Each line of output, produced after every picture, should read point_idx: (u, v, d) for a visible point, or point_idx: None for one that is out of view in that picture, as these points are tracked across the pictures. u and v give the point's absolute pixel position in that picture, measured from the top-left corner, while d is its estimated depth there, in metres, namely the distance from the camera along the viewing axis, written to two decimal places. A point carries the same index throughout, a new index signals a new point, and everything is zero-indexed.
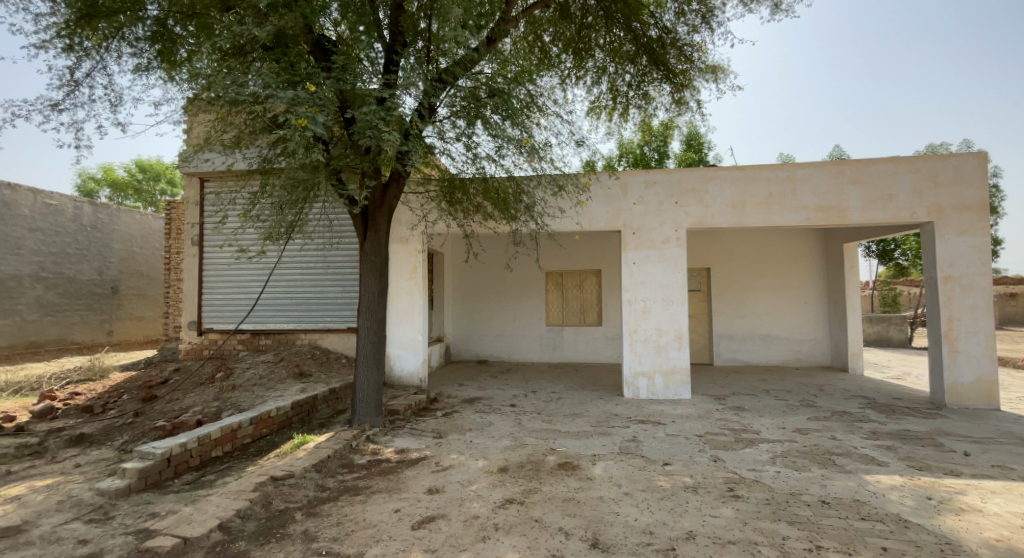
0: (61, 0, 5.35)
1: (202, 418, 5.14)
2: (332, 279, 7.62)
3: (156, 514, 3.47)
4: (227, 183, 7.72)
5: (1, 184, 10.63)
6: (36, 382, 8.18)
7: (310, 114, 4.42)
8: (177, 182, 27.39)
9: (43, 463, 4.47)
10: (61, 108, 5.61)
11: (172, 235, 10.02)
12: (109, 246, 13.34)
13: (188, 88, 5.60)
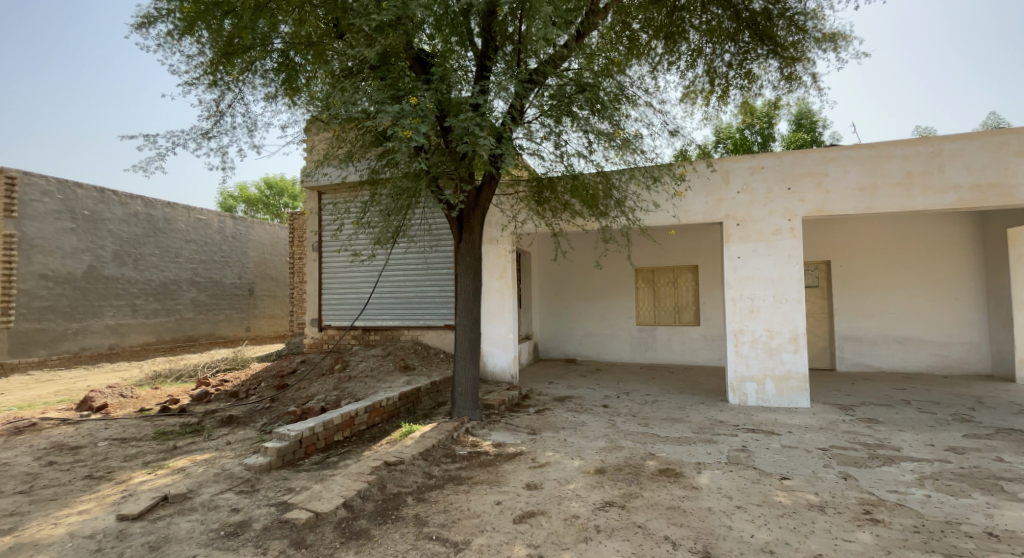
0: (207, 45, 6.24)
1: (325, 405, 5.68)
2: (430, 280, 8.02)
3: (291, 489, 3.90)
4: (340, 195, 8.47)
5: (164, 205, 12.77)
6: (193, 370, 9.60)
7: (415, 126, 4.69)
8: (298, 197, 30.50)
9: (202, 439, 5.24)
10: (211, 136, 6.54)
11: (295, 243, 11.23)
12: (246, 253, 15.25)
13: (309, 111, 6.26)
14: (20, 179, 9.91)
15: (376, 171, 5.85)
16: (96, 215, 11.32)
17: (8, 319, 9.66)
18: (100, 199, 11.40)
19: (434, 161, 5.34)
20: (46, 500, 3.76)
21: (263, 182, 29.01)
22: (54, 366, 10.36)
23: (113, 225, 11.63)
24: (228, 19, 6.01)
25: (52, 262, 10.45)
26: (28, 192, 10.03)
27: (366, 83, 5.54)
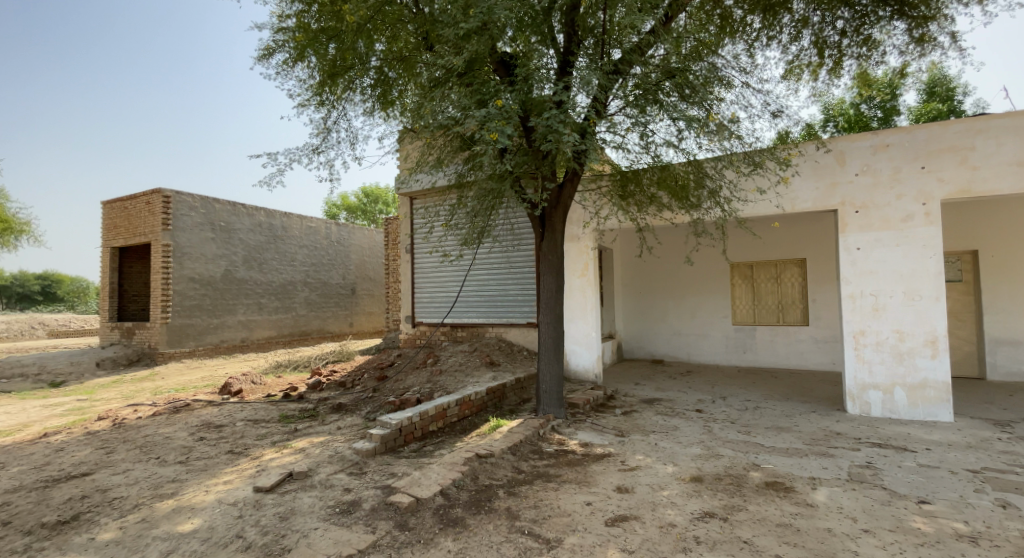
0: (316, 70, 6.86)
1: (420, 397, 5.98)
2: (512, 278, 8.10)
3: (393, 474, 4.17)
4: (430, 200, 8.87)
5: (281, 216, 14.25)
6: (306, 362, 10.61)
7: (500, 128, 4.77)
8: (391, 203, 32.43)
9: (317, 424, 5.78)
10: (320, 151, 7.19)
11: (389, 245, 11.97)
12: (348, 256, 16.52)
13: (403, 122, 6.64)
14: (174, 198, 11.61)
15: (462, 175, 6.03)
16: (230, 226, 12.92)
17: (167, 316, 11.37)
18: (233, 211, 13.01)
19: (518, 161, 5.40)
20: (198, 470, 4.36)
21: (361, 191, 31.30)
22: (200, 356, 12.02)
23: (242, 234, 13.20)
24: (332, 43, 6.55)
25: (198, 267, 12.10)
26: (179, 208, 11.71)
27: (452, 91, 5.75)
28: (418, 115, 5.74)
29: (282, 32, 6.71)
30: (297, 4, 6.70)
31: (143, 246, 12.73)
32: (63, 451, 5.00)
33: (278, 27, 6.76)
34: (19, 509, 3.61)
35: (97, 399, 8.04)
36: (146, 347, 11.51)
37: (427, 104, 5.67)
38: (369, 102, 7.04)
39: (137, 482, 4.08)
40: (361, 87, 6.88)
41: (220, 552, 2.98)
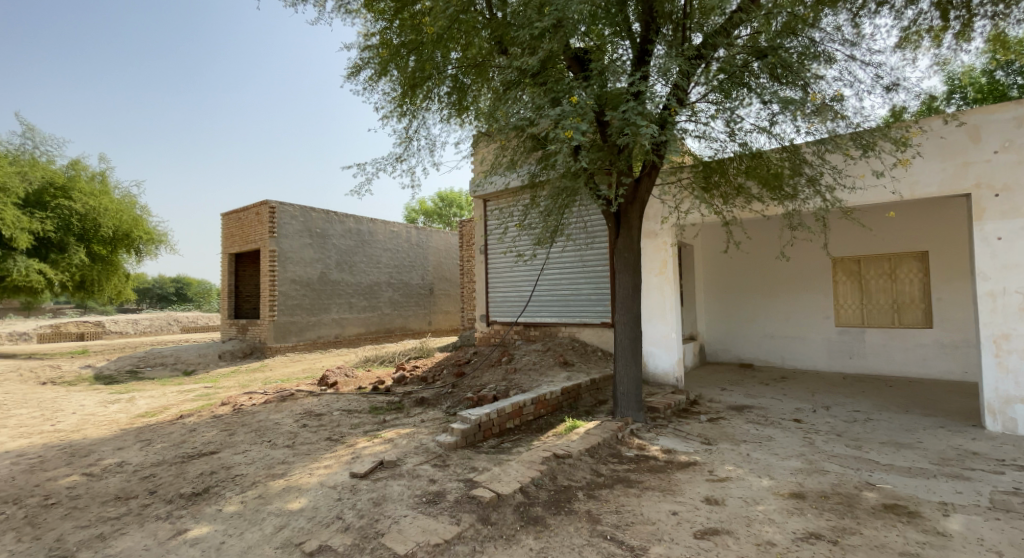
0: (398, 84, 7.18)
1: (498, 394, 6.05)
2: (583, 276, 7.85)
3: (475, 468, 4.26)
4: (502, 201, 8.94)
5: (368, 221, 15.13)
6: (391, 358, 11.17)
7: (574, 125, 4.67)
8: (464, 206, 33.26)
9: (403, 416, 6.06)
10: (402, 159, 7.51)
11: (464, 247, 12.25)
12: (427, 258, 17.15)
13: (478, 126, 6.77)
14: (278, 208, 12.76)
15: (534, 175, 5.97)
16: (325, 232, 13.94)
17: (273, 313, 12.54)
18: (327, 219, 14.03)
19: (594, 157, 5.26)
20: (302, 454, 4.75)
21: (438, 196, 32.46)
22: (300, 350, 13.10)
23: (335, 239, 14.20)
24: (412, 56, 6.80)
25: (299, 269, 13.19)
26: (282, 217, 12.86)
27: (524, 92, 5.75)
28: (492, 118, 5.84)
29: (368, 50, 7.11)
30: (381, 22, 7.06)
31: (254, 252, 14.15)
32: (193, 431, 5.68)
33: (364, 46, 7.18)
34: (161, 480, 4.15)
35: (219, 386, 9.05)
36: (257, 341, 12.78)
37: (501, 108, 5.73)
38: (445, 110, 7.23)
39: (253, 462, 4.52)
40: (439, 95, 7.08)
41: (323, 531, 3.21)
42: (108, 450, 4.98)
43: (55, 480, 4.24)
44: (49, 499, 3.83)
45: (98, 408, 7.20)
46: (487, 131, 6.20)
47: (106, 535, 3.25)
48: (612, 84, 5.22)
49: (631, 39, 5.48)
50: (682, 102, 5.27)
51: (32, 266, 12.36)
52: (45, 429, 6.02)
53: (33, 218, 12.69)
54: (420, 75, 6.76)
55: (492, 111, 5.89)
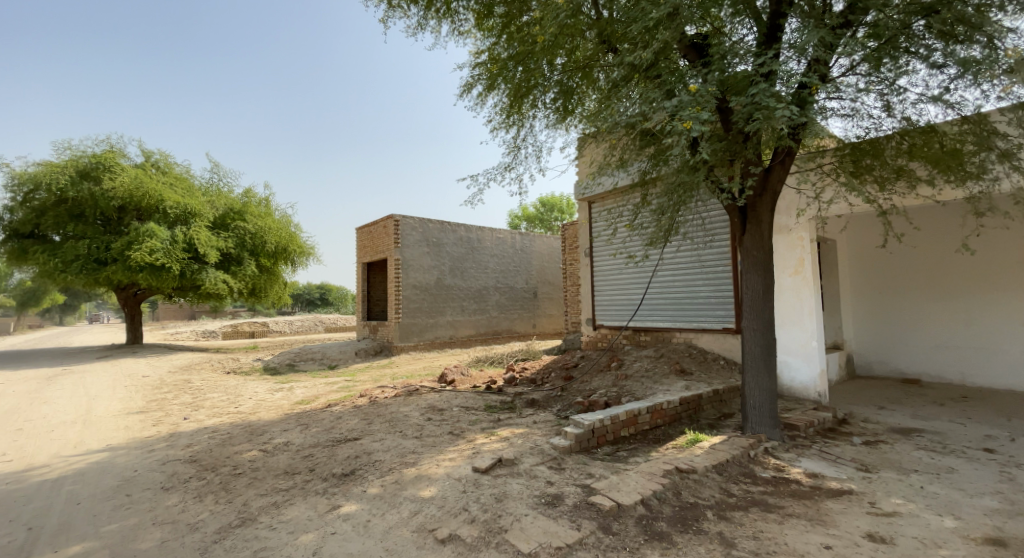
0: (503, 96, 7.36)
1: (609, 400, 5.79)
2: (699, 277, 7.26)
3: (592, 474, 4.16)
4: (608, 202, 8.67)
5: (476, 229, 15.71)
6: (501, 359, 11.47)
7: (695, 116, 4.35)
8: (566, 209, 33.20)
9: (517, 417, 6.16)
10: (511, 168, 7.68)
11: (567, 251, 12.17)
12: (531, 262, 17.30)
13: (584, 129, 6.66)
14: (402, 220, 13.89)
15: (646, 173, 5.69)
16: (439, 241, 14.80)
17: (399, 315, 13.69)
18: (442, 228, 14.89)
19: (717, 148, 4.87)
20: (429, 445, 5.07)
21: (539, 201, 32.94)
22: (421, 349, 14.07)
23: (449, 247, 15.01)
24: (519, 68, 6.94)
25: (419, 276, 14.20)
26: (405, 228, 13.96)
27: (634, 88, 5.54)
28: (601, 116, 5.71)
29: (477, 67, 7.43)
30: (490, 39, 7.48)
31: (382, 262, 15.54)
32: (338, 419, 6.37)
33: (475, 64, 7.52)
34: (317, 459, 4.71)
35: (356, 380, 10.07)
36: (386, 340, 14.04)
37: (609, 107, 5.57)
38: (551, 116, 7.21)
39: (388, 449, 4.94)
40: (544, 102, 7.10)
41: (452, 521, 3.38)
42: (277, 431, 5.81)
43: (239, 453, 5.04)
44: (236, 469, 4.56)
45: (265, 395, 8.43)
46: (596, 132, 6.08)
47: (278, 504, 3.76)
48: (735, 67, 4.81)
49: (757, 17, 5.01)
50: (823, 77, 4.69)
51: (220, 277, 14.91)
52: (230, 410, 7.21)
53: (219, 238, 15.33)
54: (525, 84, 6.87)
55: (600, 110, 5.76)
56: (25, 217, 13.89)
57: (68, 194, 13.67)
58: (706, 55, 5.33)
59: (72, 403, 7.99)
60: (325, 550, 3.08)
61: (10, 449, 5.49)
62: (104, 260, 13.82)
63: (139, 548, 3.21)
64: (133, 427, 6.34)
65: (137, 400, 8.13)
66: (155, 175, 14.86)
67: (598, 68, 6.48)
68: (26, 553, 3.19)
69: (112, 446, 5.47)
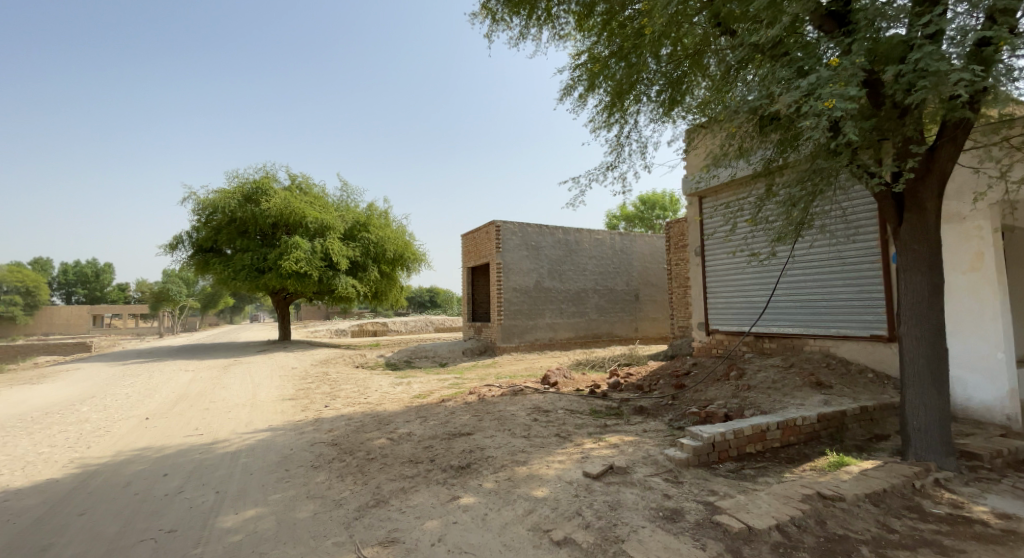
0: (603, 93, 7.08)
1: (730, 413, 5.26)
2: (838, 277, 6.43)
3: (715, 491, 3.78)
4: (722, 196, 7.98)
5: (573, 230, 15.36)
6: (604, 363, 11.16)
7: (838, 92, 3.83)
8: (670, 206, 31.51)
9: (625, 424, 5.92)
10: (615, 167, 7.38)
11: (674, 249, 11.51)
12: (632, 264, 16.36)
13: (695, 120, 6.20)
14: (503, 226, 14.26)
15: (771, 161, 5.15)
16: (538, 244, 14.85)
17: (501, 317, 14.07)
18: (541, 231, 14.92)
19: (864, 128, 4.24)
20: (538, 446, 5.07)
21: (639, 199, 31.71)
22: (523, 350, 14.28)
23: (547, 250, 14.98)
24: (621, 64, 6.66)
25: (520, 279, 14.43)
26: (505, 233, 14.31)
27: (757, 69, 5.06)
28: (719, 103, 5.28)
29: (578, 68, 7.28)
30: (590, 38, 7.19)
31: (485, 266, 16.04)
32: (452, 414, 6.66)
33: (575, 65, 7.40)
34: (436, 451, 4.96)
35: (465, 378, 10.48)
36: (490, 341, 14.49)
37: (728, 92, 5.12)
38: (657, 110, 6.76)
39: (500, 447, 5.04)
40: (649, 96, 6.72)
41: (567, 524, 3.33)
42: (400, 422, 6.23)
43: (369, 440, 5.48)
44: (370, 454, 4.97)
45: (388, 388, 9.13)
46: (712, 120, 5.62)
47: (405, 489, 4.01)
48: (886, 33, 4.17)
49: None
50: (1012, 30, 3.88)
51: (351, 283, 16.59)
52: (360, 400, 7.92)
53: (348, 248, 17.00)
54: (628, 80, 6.58)
55: (716, 96, 5.32)
56: (206, 237, 16.37)
57: (235, 214, 16.03)
58: (847, 23, 4.69)
59: (240, 388, 9.37)
60: (448, 537, 3.21)
61: (200, 425, 6.56)
62: (262, 269, 16.01)
63: (297, 517, 3.62)
64: (286, 411, 7.23)
65: (289, 388, 9.29)
66: (299, 195, 16.92)
67: (711, 53, 6.05)
68: (215, 511, 3.76)
69: (271, 427, 6.28)
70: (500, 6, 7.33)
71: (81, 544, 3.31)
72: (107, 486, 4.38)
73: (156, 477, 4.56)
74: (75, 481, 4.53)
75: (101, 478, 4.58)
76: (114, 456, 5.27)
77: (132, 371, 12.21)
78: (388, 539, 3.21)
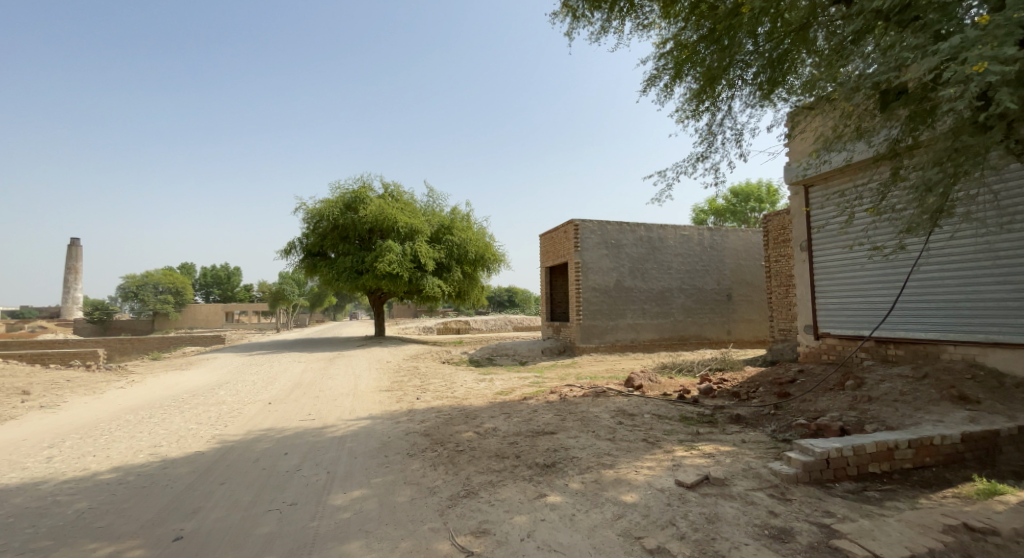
0: (693, 79, 6.63)
1: (847, 426, 4.69)
2: (989, 274, 5.53)
3: (831, 512, 3.36)
4: (833, 184, 7.20)
5: (657, 227, 14.71)
6: (693, 367, 10.56)
7: (989, 54, 3.28)
8: (766, 198, 29.31)
9: (720, 432, 5.51)
10: (706, 158, 6.88)
11: (773, 244, 10.61)
12: (723, 261, 15.27)
13: (801, 102, 5.63)
14: (582, 224, 14.05)
15: (896, 142, 4.54)
16: (619, 242, 14.41)
17: (580, 316, 13.91)
18: (622, 229, 14.47)
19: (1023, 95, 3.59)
20: (624, 450, 4.88)
21: (730, 192, 29.92)
22: (604, 351, 13.99)
23: (628, 248, 14.48)
24: (712, 48, 6.18)
25: (599, 278, 14.13)
26: (584, 232, 14.07)
27: (880, 39, 4.48)
28: (831, 80, 4.75)
29: (663, 56, 6.89)
30: (676, 24, 6.78)
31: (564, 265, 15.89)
32: (534, 412, 6.63)
33: (659, 54, 7.00)
34: (521, 447, 4.94)
35: (545, 377, 10.44)
36: (569, 341, 14.37)
37: (841, 68, 4.59)
38: (754, 93, 6.17)
39: (585, 448, 4.91)
40: (745, 79, 6.16)
41: (660, 533, 3.14)
42: (486, 417, 6.32)
43: (458, 433, 5.60)
44: (459, 446, 5.08)
45: (472, 384, 9.33)
46: (823, 99, 5.06)
47: (494, 483, 4.03)
48: None
49: None
50: None
51: (437, 283, 17.27)
52: (447, 394, 8.18)
53: (433, 250, 17.68)
54: (720, 65, 6.09)
55: (826, 73, 4.79)
56: (314, 243, 17.70)
57: (337, 221, 17.26)
58: None
59: (342, 379, 10.10)
60: (537, 534, 3.16)
61: (313, 410, 7.14)
62: (361, 270, 17.09)
63: (396, 500, 3.77)
64: (383, 401, 7.64)
65: (384, 380, 9.84)
66: (391, 202, 17.91)
67: (818, 26, 5.22)
68: (327, 489, 4.03)
69: (371, 415, 6.66)
70: (581, 2, 7.18)
71: (221, 508, 3.69)
72: (241, 460, 4.89)
73: (278, 454, 5.03)
74: (215, 454, 5.11)
75: (235, 453, 5.14)
76: (245, 434, 5.88)
77: (257, 360, 13.65)
78: (479, 530, 3.24)
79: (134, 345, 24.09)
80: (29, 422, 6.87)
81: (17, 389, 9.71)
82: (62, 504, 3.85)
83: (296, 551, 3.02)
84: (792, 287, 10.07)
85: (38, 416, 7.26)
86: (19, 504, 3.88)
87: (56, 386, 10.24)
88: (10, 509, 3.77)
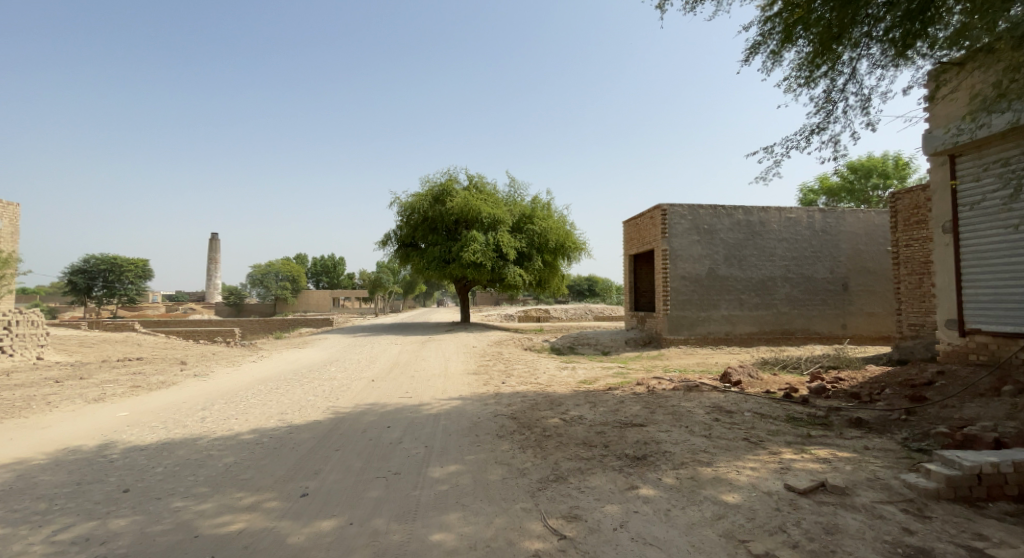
0: (809, 41, 5.90)
1: (1006, 439, 4.00)
2: None
3: (983, 536, 2.88)
4: (991, 150, 6.12)
5: (757, 210, 13.56)
6: (798, 363, 9.68)
7: None
8: (892, 171, 25.86)
9: (836, 436, 4.97)
10: (824, 130, 6.17)
11: (904, 226, 9.33)
12: (839, 246, 13.66)
13: (949, 55, 4.78)
14: (670, 209, 13.40)
15: None
16: (712, 228, 13.53)
17: (667, 306, 13.35)
18: (716, 214, 13.55)
19: None
20: (723, 448, 4.58)
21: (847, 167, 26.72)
22: (694, 344, 13.32)
23: (723, 234, 13.55)
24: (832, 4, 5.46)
25: (689, 267, 13.41)
26: (673, 217, 13.38)
27: None
28: (990, 28, 4.01)
29: (770, 20, 6.26)
30: None
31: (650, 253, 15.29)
32: (621, 402, 6.47)
33: (765, 17, 6.35)
34: (610, 437, 4.84)
35: (631, 368, 10.16)
36: (654, 332, 13.86)
37: (1004, 13, 3.83)
38: (885, 51, 5.40)
39: (678, 442, 4.69)
40: (874, 36, 5.38)
41: (768, 539, 2.90)
42: (572, 405, 6.27)
43: (544, 418, 5.63)
44: (546, 431, 5.10)
45: (556, 371, 9.33)
46: (981, 50, 4.29)
47: (584, 470, 3.99)
48: None
49: None
50: None
51: (519, 271, 17.53)
52: (531, 380, 8.25)
53: (516, 239, 17.90)
54: (841, 23, 5.37)
55: (981, 21, 4.04)
56: (406, 234, 18.59)
57: (427, 213, 18.01)
58: None
59: (432, 361, 10.61)
60: (631, 526, 3.07)
61: (411, 389, 7.59)
62: (448, 260, 17.72)
63: (489, 478, 3.87)
64: (472, 383, 7.92)
65: (472, 364, 10.16)
66: (476, 194, 18.37)
67: None
68: (426, 462, 4.24)
69: (461, 396, 6.91)
70: None
71: (338, 471, 4.04)
72: (352, 430, 5.32)
73: (383, 427, 5.40)
74: (330, 424, 5.61)
75: (347, 423, 5.60)
76: (354, 407, 6.41)
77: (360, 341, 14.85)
78: (571, 515, 3.22)
79: (263, 326, 27.46)
80: (186, 388, 8.04)
81: (174, 360, 11.43)
82: (214, 457, 4.44)
83: (402, 517, 3.22)
84: (926, 276, 8.79)
85: (193, 383, 8.48)
86: (181, 454, 4.55)
87: (204, 358, 11.89)
88: (175, 459, 4.42)
